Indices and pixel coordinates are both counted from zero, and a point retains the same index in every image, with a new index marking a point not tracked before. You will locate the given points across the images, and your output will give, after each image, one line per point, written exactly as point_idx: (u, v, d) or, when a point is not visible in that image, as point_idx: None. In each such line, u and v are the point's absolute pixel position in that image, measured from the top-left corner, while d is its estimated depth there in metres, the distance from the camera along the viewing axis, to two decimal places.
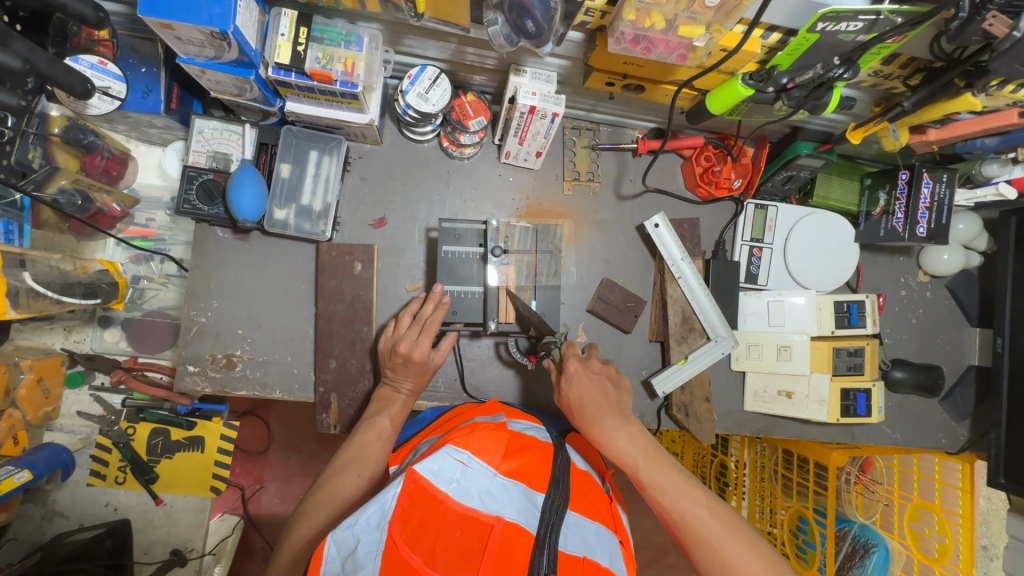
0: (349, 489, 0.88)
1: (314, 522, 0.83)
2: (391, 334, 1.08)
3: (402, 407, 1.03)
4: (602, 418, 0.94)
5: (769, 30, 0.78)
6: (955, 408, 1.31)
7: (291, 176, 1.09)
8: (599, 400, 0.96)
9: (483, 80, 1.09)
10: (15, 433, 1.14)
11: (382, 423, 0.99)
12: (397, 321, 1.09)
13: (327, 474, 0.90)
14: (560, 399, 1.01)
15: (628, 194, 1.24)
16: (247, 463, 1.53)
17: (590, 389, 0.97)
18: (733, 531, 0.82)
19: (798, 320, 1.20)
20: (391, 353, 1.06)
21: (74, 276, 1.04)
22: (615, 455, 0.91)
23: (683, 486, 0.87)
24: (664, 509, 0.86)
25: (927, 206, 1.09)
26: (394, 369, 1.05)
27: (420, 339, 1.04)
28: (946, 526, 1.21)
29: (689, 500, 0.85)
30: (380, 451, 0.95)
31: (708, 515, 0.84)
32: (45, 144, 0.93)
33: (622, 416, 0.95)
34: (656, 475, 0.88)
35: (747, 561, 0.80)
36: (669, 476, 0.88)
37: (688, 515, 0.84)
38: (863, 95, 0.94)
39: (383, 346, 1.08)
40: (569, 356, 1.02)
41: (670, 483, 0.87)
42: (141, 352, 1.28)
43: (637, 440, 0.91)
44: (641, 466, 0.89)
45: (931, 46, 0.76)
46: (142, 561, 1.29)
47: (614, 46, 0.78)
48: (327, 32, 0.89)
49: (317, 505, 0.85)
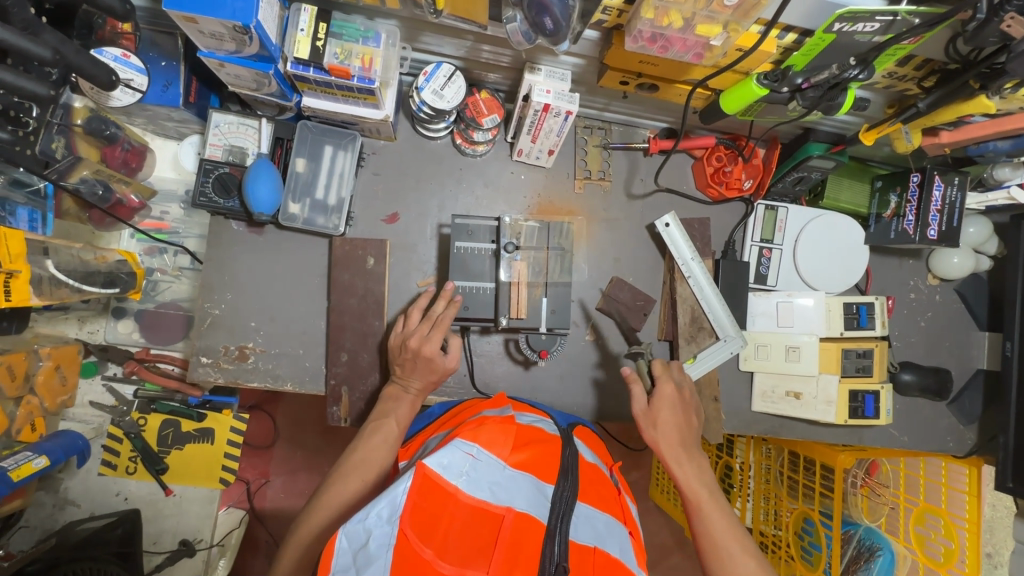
0: (348, 495, 0.87)
1: (309, 530, 0.84)
2: (401, 330, 1.07)
3: (409, 408, 1.01)
4: (678, 445, 0.97)
5: (786, 30, 0.78)
6: (963, 411, 1.30)
7: (305, 171, 1.10)
8: (681, 429, 0.98)
9: (497, 78, 1.10)
10: (33, 419, 1.15)
11: (389, 426, 0.97)
12: (407, 317, 1.09)
13: (328, 479, 0.90)
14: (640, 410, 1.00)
15: (639, 193, 1.24)
16: (253, 458, 1.56)
17: (675, 418, 0.99)
18: None
19: (807, 321, 1.21)
20: (401, 348, 1.04)
21: (94, 266, 1.05)
22: (681, 479, 0.95)
23: (736, 532, 0.90)
24: (711, 546, 0.89)
25: (939, 209, 1.09)
26: (403, 366, 1.03)
27: (431, 335, 1.03)
28: (953, 531, 1.21)
29: (737, 547, 0.89)
30: (385, 456, 0.93)
31: (752, 565, 0.87)
32: (68, 134, 0.94)
33: (691, 449, 0.98)
34: (715, 510, 0.91)
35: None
36: (727, 518, 0.91)
37: (733, 560, 0.88)
38: (877, 96, 0.94)
39: (392, 342, 1.07)
40: (664, 378, 1.02)
41: (724, 526, 0.90)
42: (153, 344, 1.30)
43: (704, 476, 0.95)
44: (703, 502, 0.92)
45: (947, 47, 0.77)
46: (151, 551, 1.30)
47: (631, 45, 0.79)
48: (346, 28, 0.91)
49: (316, 511, 0.86)
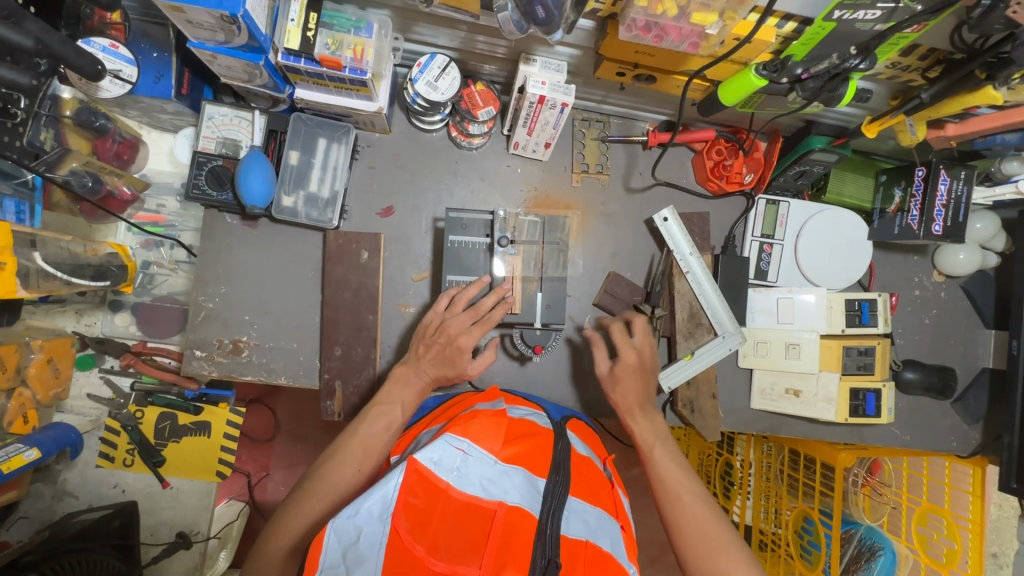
0: (344, 484, 0.85)
1: (303, 517, 0.82)
2: (442, 310, 1.02)
3: (418, 395, 0.97)
4: (635, 401, 1.01)
5: (784, 19, 0.76)
6: (968, 410, 1.28)
7: (298, 163, 1.09)
8: (640, 388, 1.02)
9: (493, 69, 1.08)
10: (25, 411, 1.15)
11: (392, 413, 0.93)
12: (451, 300, 1.03)
13: (323, 463, 0.86)
14: (603, 374, 1.06)
15: (638, 187, 1.23)
16: (253, 451, 1.56)
17: (636, 384, 1.02)
18: (719, 527, 0.85)
19: (809, 318, 1.18)
20: (435, 332, 1.00)
21: (84, 258, 1.05)
22: (636, 431, 0.99)
23: (685, 476, 0.91)
24: (662, 489, 0.90)
25: (944, 204, 1.07)
26: (429, 347, 0.99)
27: (472, 328, 0.99)
28: (955, 531, 1.18)
29: (685, 487, 0.89)
30: (384, 444, 0.90)
31: (700, 506, 0.87)
32: (57, 126, 0.96)
33: (649, 408, 1.01)
34: (667, 458, 0.93)
35: (724, 549, 0.83)
36: (677, 463, 0.93)
37: (682, 500, 0.88)
38: (880, 87, 0.92)
39: (428, 320, 1.02)
40: (626, 346, 1.04)
41: (674, 470, 0.92)
42: (150, 337, 1.27)
43: (657, 428, 0.99)
44: (654, 449, 0.95)
45: (952, 37, 0.74)
46: (149, 542, 1.32)
47: (625, 34, 0.77)
48: (337, 18, 0.89)
49: (308, 498, 0.83)
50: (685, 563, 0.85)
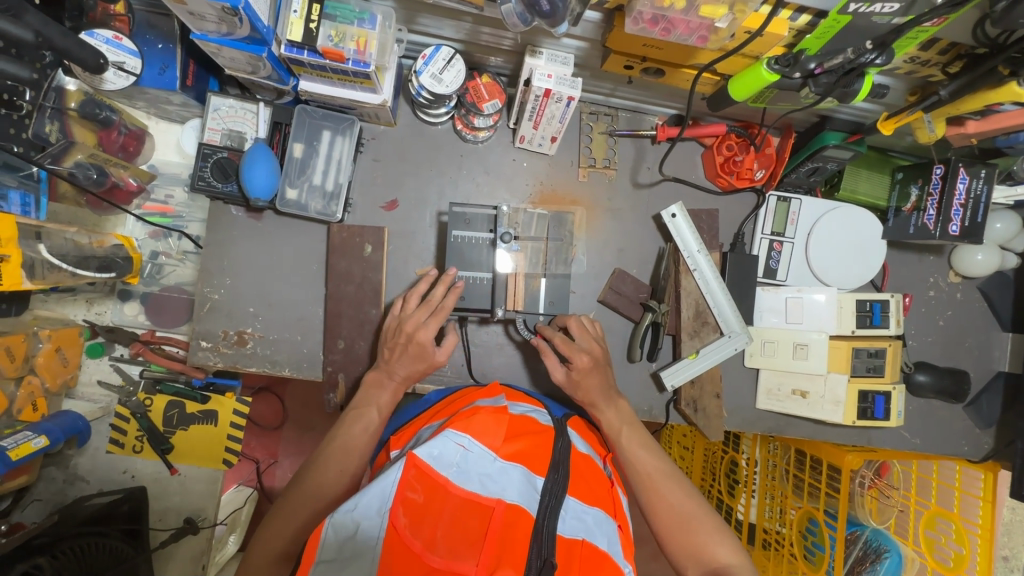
0: (330, 483, 0.86)
1: (293, 517, 0.83)
2: (398, 312, 1.04)
3: (393, 396, 0.99)
4: (599, 396, 1.01)
5: (799, 11, 0.73)
6: (980, 414, 1.26)
7: (303, 155, 1.08)
8: (603, 384, 1.02)
9: (499, 61, 1.06)
10: (34, 399, 1.17)
11: (369, 414, 0.96)
12: (404, 301, 1.05)
13: (307, 466, 0.88)
14: (562, 380, 1.03)
15: (645, 182, 1.21)
16: (261, 438, 1.58)
17: (596, 380, 1.01)
18: (696, 503, 0.90)
19: (817, 318, 1.16)
20: (395, 331, 1.02)
21: (90, 250, 1.06)
22: (603, 420, 1.00)
23: (656, 456, 0.95)
24: (636, 472, 0.94)
25: (962, 203, 1.03)
26: (393, 350, 1.01)
27: (427, 320, 1.00)
28: (964, 536, 1.16)
29: (657, 468, 0.93)
30: (366, 443, 0.92)
31: (676, 485, 0.91)
32: (62, 118, 0.98)
33: (611, 395, 1.02)
34: (634, 442, 0.96)
35: (703, 525, 0.87)
36: (647, 445, 0.96)
37: (658, 482, 0.92)
38: (898, 82, 0.88)
39: (388, 324, 1.04)
40: (574, 352, 1.00)
41: (645, 451, 0.95)
42: (159, 326, 1.30)
43: (623, 412, 1.01)
44: (625, 433, 0.98)
45: (975, 30, 0.71)
46: (157, 528, 1.34)
47: (632, 27, 0.75)
48: (340, 9, 0.88)
49: (297, 500, 0.84)
50: (664, 542, 0.89)
